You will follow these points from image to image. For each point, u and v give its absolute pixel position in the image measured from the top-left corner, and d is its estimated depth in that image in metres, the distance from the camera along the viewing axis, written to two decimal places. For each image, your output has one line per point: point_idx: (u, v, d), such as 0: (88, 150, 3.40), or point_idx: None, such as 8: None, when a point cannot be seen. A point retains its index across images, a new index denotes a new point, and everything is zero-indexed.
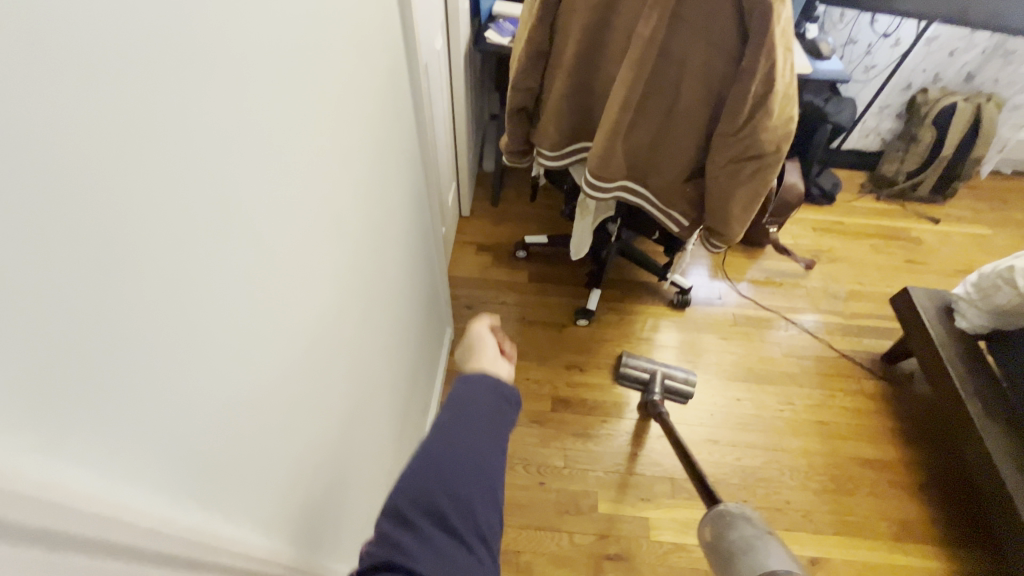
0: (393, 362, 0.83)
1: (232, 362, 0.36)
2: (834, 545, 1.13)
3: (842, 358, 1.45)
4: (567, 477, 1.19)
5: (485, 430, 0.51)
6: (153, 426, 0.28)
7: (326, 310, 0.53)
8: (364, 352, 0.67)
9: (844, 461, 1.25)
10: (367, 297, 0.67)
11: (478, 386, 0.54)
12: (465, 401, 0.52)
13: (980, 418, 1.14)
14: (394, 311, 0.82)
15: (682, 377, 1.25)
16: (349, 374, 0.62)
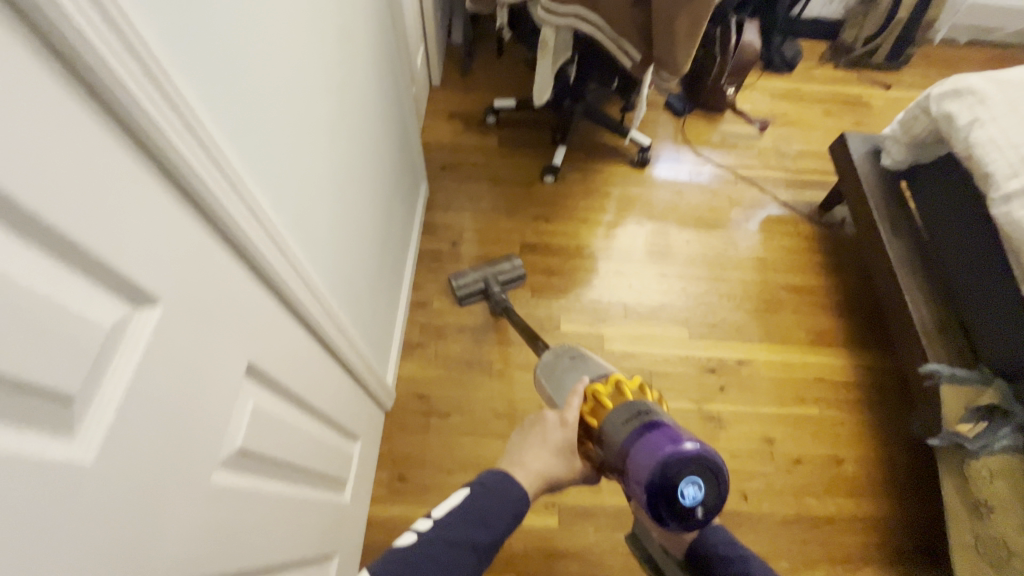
0: (364, 193, 0.95)
1: (232, 109, 0.47)
2: (758, 351, 1.34)
3: (783, 208, 1.60)
4: (534, 306, 1.36)
5: (483, 544, 0.66)
6: (200, 122, 0.40)
7: (299, 108, 0.64)
8: (335, 168, 0.79)
9: (774, 288, 1.44)
10: (333, 116, 0.77)
11: (500, 498, 0.68)
12: (484, 509, 0.67)
13: (889, 236, 1.30)
14: (361, 139, 0.92)
15: (508, 267, 1.34)
16: (324, 170, 0.73)
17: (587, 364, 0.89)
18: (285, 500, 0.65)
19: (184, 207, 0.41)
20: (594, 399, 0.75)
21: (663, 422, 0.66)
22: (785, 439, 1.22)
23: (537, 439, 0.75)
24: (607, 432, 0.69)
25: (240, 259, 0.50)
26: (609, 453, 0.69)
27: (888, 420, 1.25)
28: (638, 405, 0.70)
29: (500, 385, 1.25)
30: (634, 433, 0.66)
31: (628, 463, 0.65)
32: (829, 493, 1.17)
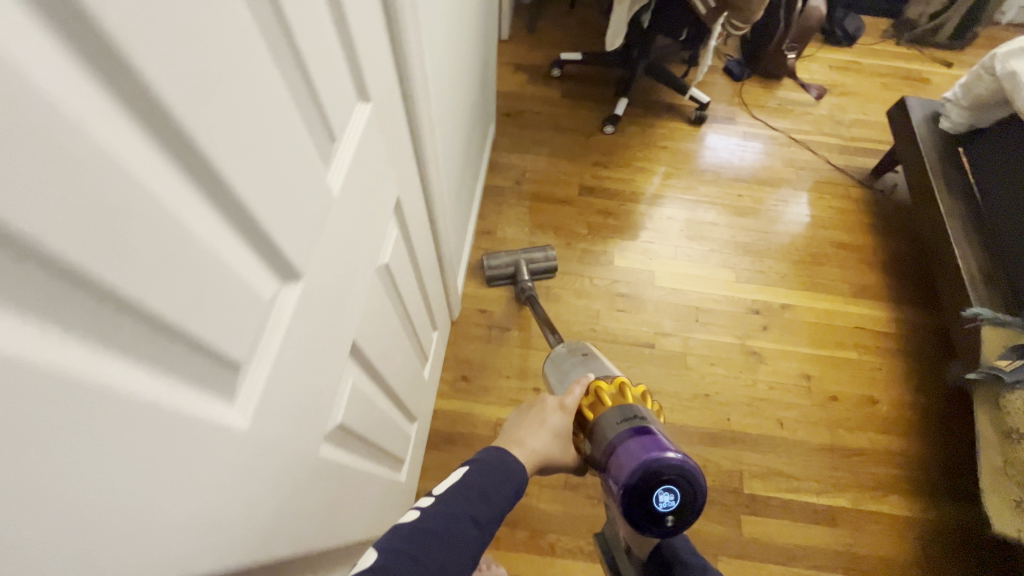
0: (457, 100, 1.04)
1: None
2: (801, 297, 1.40)
3: (835, 171, 1.65)
4: (589, 242, 1.45)
5: (481, 521, 0.61)
6: None
7: None
8: (446, 64, 0.88)
9: (821, 244, 1.49)
10: (449, 14, 0.86)
11: (499, 473, 0.65)
12: (484, 484, 0.63)
13: (941, 194, 1.34)
14: (460, 49, 1.01)
15: (541, 256, 1.34)
16: (442, 62, 0.83)
17: (596, 362, 0.91)
18: (397, 337, 0.76)
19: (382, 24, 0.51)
20: (595, 395, 0.76)
21: (653, 429, 0.69)
22: (822, 377, 1.29)
23: (536, 420, 0.75)
24: (600, 427, 0.72)
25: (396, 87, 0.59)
26: (598, 448, 0.71)
27: (926, 369, 1.30)
28: (633, 409, 0.72)
29: (555, 308, 1.35)
30: (625, 434, 0.68)
31: (614, 459, 0.68)
32: (863, 428, 1.24)
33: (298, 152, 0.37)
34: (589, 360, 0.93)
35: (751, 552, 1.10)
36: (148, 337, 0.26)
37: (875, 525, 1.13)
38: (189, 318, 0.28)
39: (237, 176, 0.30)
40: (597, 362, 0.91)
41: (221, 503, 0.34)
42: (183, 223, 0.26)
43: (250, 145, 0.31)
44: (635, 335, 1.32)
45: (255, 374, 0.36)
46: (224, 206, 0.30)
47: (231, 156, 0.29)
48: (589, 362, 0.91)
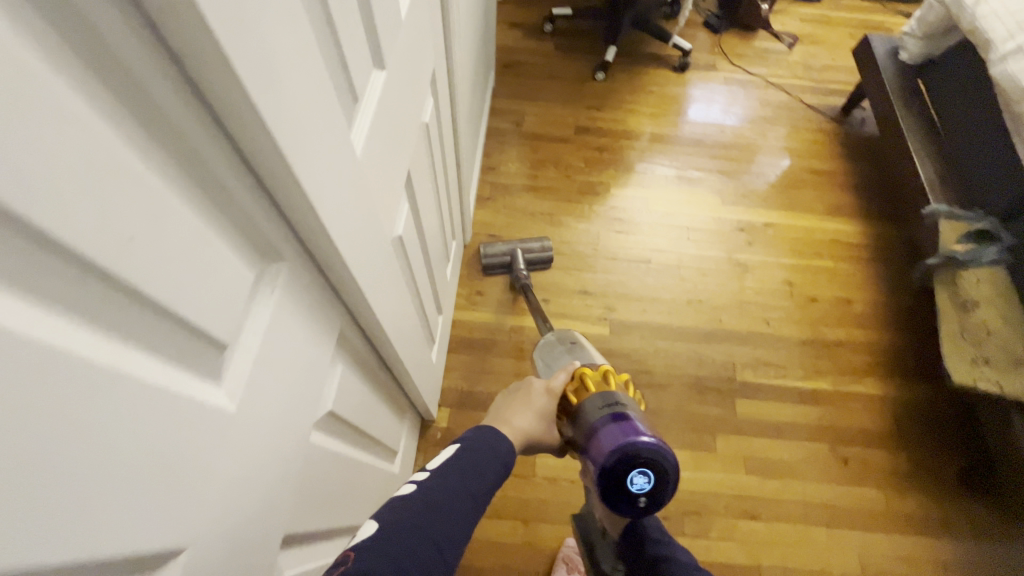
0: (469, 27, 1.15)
1: None
2: (781, 217, 1.54)
3: (808, 110, 1.79)
4: (586, 174, 1.57)
5: (476, 495, 0.59)
6: None
7: None
8: None
9: (798, 171, 1.63)
10: None
11: (488, 450, 0.62)
12: (476, 458, 0.61)
13: (902, 115, 1.48)
14: None
15: (538, 247, 1.35)
16: None
17: (584, 353, 0.88)
18: (430, 210, 0.87)
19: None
20: (579, 380, 0.72)
21: (633, 415, 0.64)
22: (802, 282, 1.42)
23: (523, 401, 0.72)
24: (581, 411, 0.67)
25: None
26: (577, 431, 0.67)
27: (895, 273, 1.45)
28: (614, 395, 0.67)
29: (558, 232, 1.46)
30: (604, 419, 0.64)
31: (592, 442, 0.63)
32: (841, 324, 1.37)
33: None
34: (579, 350, 0.89)
35: (744, 429, 1.22)
36: (320, 29, 0.37)
37: (853, 403, 1.27)
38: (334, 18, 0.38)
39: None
40: (586, 352, 0.88)
41: (343, 210, 0.44)
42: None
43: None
44: (633, 253, 1.44)
45: (360, 123, 0.46)
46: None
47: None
48: (578, 353, 0.88)
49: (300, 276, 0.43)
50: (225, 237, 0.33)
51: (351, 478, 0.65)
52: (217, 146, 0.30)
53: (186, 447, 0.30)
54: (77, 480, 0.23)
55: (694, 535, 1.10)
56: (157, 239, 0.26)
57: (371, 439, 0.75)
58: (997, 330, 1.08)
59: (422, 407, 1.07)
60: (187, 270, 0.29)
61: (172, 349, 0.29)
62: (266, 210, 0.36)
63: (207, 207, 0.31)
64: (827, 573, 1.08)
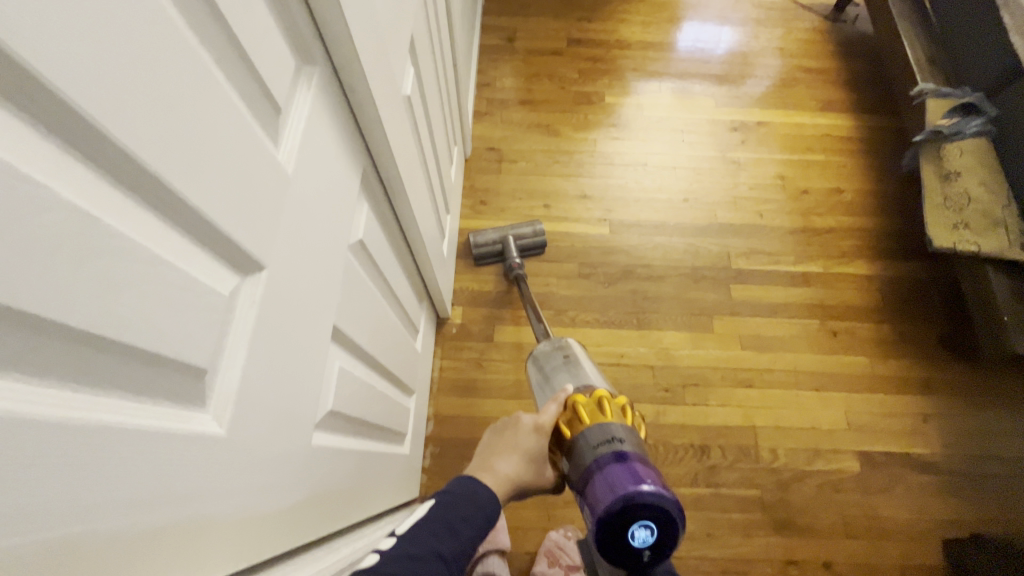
0: None
1: None
2: (775, 115, 1.56)
3: (801, 10, 1.78)
4: (581, 85, 1.59)
5: (447, 557, 0.57)
6: None
7: None
8: None
9: (791, 71, 1.64)
10: None
11: (466, 505, 0.61)
12: (453, 517, 0.60)
13: (894, 2, 1.48)
14: None
15: (530, 232, 1.29)
16: None
17: (580, 369, 0.86)
18: (433, 97, 0.92)
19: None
20: (573, 410, 0.71)
21: (635, 457, 0.62)
22: (794, 176, 1.47)
23: (509, 443, 0.71)
24: (578, 448, 0.66)
25: None
26: (577, 469, 0.66)
27: (885, 163, 1.49)
28: (612, 429, 0.66)
29: (557, 142, 1.50)
30: (605, 460, 0.62)
31: (593, 485, 0.61)
32: (832, 213, 1.42)
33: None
34: (574, 368, 0.86)
35: (739, 310, 1.30)
36: None
37: (842, 282, 1.34)
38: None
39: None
40: (582, 370, 0.85)
41: (362, 32, 0.49)
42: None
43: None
44: (629, 157, 1.48)
45: None
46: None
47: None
48: (573, 373, 0.85)
49: (331, 91, 0.49)
50: (276, 17, 0.38)
51: (383, 325, 0.74)
52: None
53: (264, 186, 0.36)
54: (239, 196, 0.33)
55: (694, 403, 1.20)
56: None
57: (397, 301, 0.83)
58: (978, 197, 1.14)
59: (437, 300, 1.15)
60: (255, 24, 0.35)
61: (248, 97, 0.35)
62: (300, 6, 0.42)
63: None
64: (815, 430, 1.18)
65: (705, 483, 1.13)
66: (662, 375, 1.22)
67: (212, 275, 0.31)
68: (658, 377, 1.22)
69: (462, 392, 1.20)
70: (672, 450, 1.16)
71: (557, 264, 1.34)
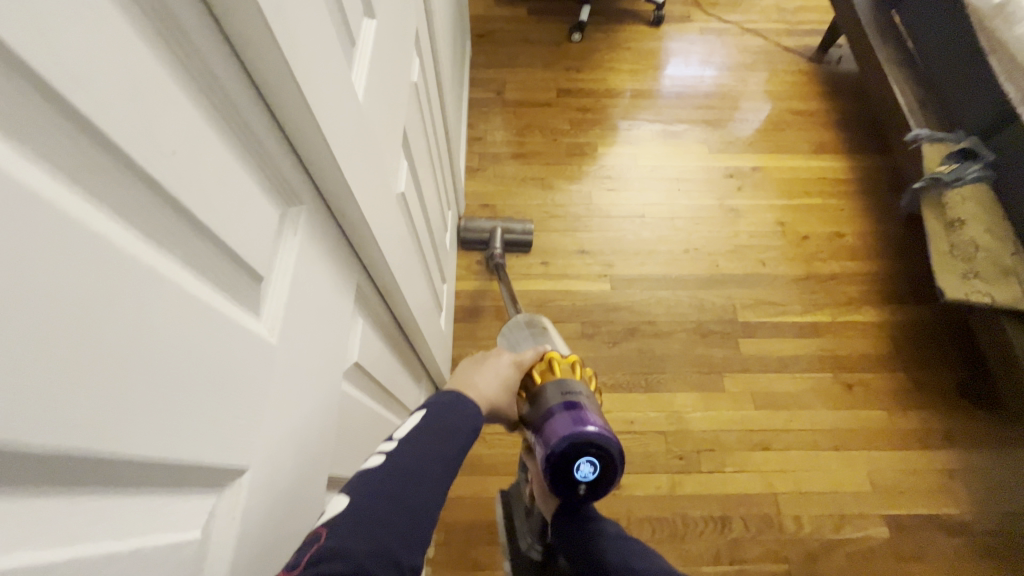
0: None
1: None
2: (770, 159, 1.55)
3: (785, 52, 1.79)
4: (573, 135, 1.57)
5: (442, 466, 0.56)
6: None
7: None
8: None
9: (782, 113, 1.64)
10: None
11: (454, 411, 0.61)
12: (443, 426, 0.58)
13: (879, 47, 1.50)
14: None
15: (519, 230, 1.35)
16: None
17: (548, 337, 1.00)
18: (426, 178, 0.87)
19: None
20: (548, 363, 0.81)
21: (587, 406, 0.73)
22: (793, 221, 1.45)
23: (491, 366, 0.81)
24: (541, 394, 0.76)
25: None
26: (535, 413, 0.76)
27: (883, 202, 1.48)
28: (571, 385, 0.76)
29: (550, 195, 1.47)
30: (559, 406, 0.73)
31: (547, 423, 0.72)
32: (834, 258, 1.40)
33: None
34: (546, 334, 1.00)
35: (749, 366, 1.25)
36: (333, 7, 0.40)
37: (851, 331, 1.30)
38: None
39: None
40: (550, 338, 0.99)
41: (351, 157, 0.44)
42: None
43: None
44: (625, 208, 1.46)
45: (359, 71, 0.46)
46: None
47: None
48: (545, 335, 0.99)
49: (322, 226, 0.45)
50: (259, 179, 0.35)
51: (381, 434, 0.68)
52: (274, 141, 0.36)
53: (255, 370, 0.34)
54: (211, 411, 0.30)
55: (710, 470, 1.14)
56: (214, 174, 0.29)
57: (394, 401, 0.77)
58: (986, 245, 1.12)
59: (437, 375, 1.09)
60: (237, 205, 0.32)
61: (225, 284, 0.32)
62: (284, 149, 0.37)
63: (243, 140, 0.33)
64: (838, 493, 1.13)
65: (728, 559, 1.06)
66: (675, 441, 1.16)
67: (146, 525, 0.27)
68: (671, 443, 1.16)
69: (465, 469, 1.15)
70: (691, 523, 1.09)
71: (558, 324, 1.29)
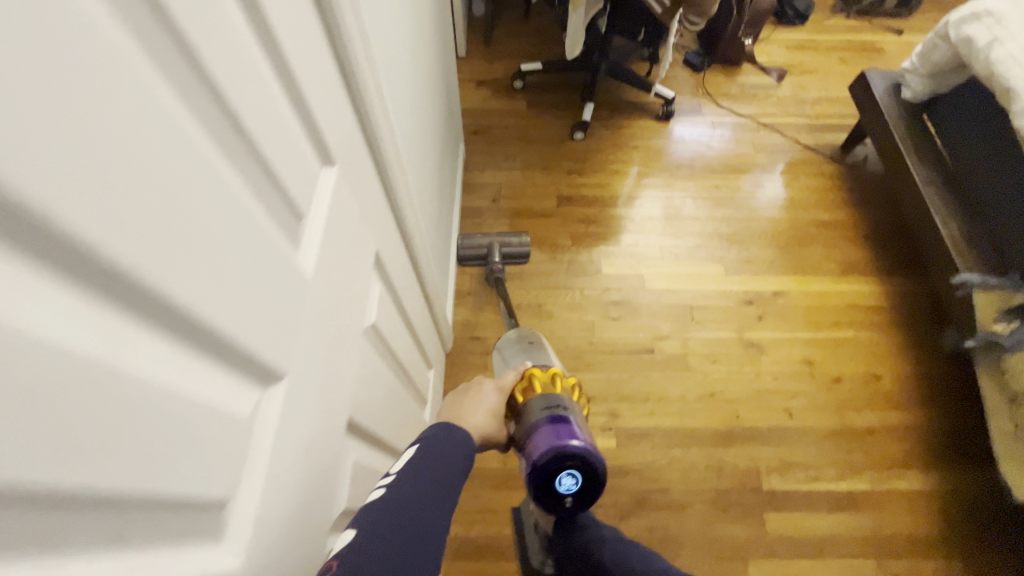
0: (428, 147, 1.00)
1: (369, 93, 0.52)
2: (794, 282, 1.40)
3: (805, 151, 1.66)
4: (575, 252, 1.43)
5: (444, 498, 0.56)
6: (341, 112, 0.47)
7: (396, 78, 0.70)
8: (416, 128, 0.86)
9: (805, 225, 1.50)
10: (412, 79, 0.82)
11: (448, 445, 0.60)
12: (438, 458, 0.58)
13: (915, 162, 1.35)
14: (427, 101, 0.98)
15: (517, 242, 1.24)
16: (409, 122, 0.79)
17: (542, 352, 0.97)
18: (398, 407, 0.74)
19: (336, 78, 0.46)
20: (528, 380, 0.76)
21: (571, 417, 0.70)
22: (822, 360, 1.29)
23: (475, 399, 0.76)
24: (524, 411, 0.72)
25: (368, 208, 0.57)
26: (518, 428, 0.72)
27: (921, 336, 1.32)
28: (555, 398, 0.72)
29: (549, 325, 1.32)
30: (543, 422, 0.69)
31: (530, 440, 0.69)
32: (870, 406, 1.23)
33: (250, 228, 0.33)
34: (539, 347, 0.98)
35: (778, 550, 1.08)
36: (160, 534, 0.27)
37: (895, 504, 1.13)
38: (157, 483, 0.26)
39: (173, 270, 0.26)
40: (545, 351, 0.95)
41: None
42: (108, 370, 0.22)
43: (183, 225, 0.27)
44: (632, 342, 1.30)
45: (244, 504, 0.34)
46: (143, 322, 0.25)
47: (160, 254, 0.25)
48: (536, 350, 0.97)
49: None
50: None
51: None
52: None
53: None
54: None
55: None
56: None
57: None
58: None
59: None
60: None
61: None
62: None
63: None
64: None
65: None
66: None
67: None
68: None
69: None
70: None
71: None
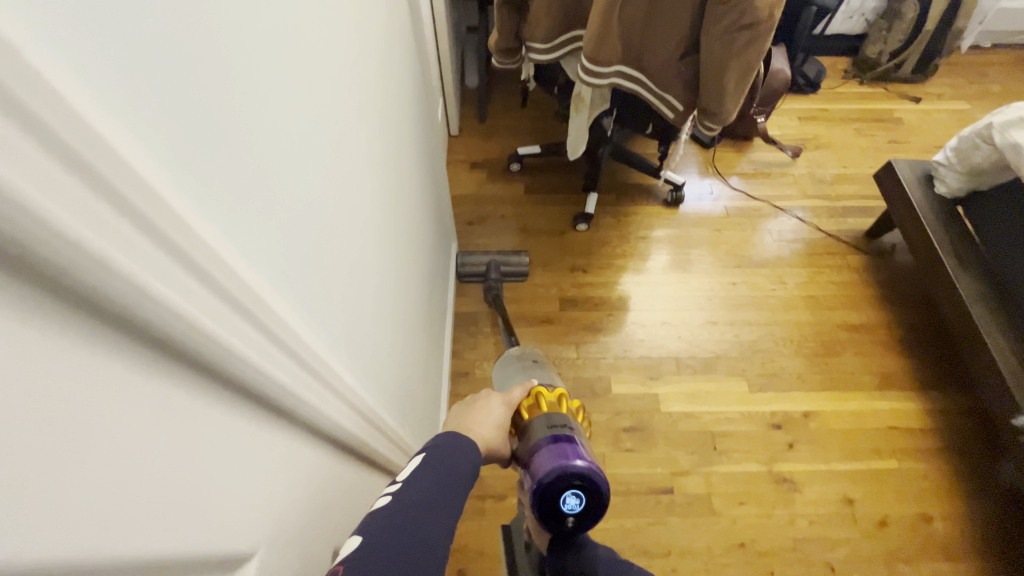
0: (416, 304, 0.86)
1: (324, 408, 0.38)
2: (827, 402, 1.25)
3: (827, 238, 1.53)
4: (581, 366, 1.28)
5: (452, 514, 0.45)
6: (274, 485, 0.33)
7: (370, 292, 0.56)
8: (399, 308, 0.72)
9: (834, 329, 1.36)
10: (393, 259, 0.69)
11: (456, 457, 0.48)
12: (444, 469, 0.47)
13: (956, 269, 1.22)
14: (415, 252, 0.85)
15: (514, 260, 1.40)
16: (388, 317, 0.66)
17: (550, 370, 0.81)
18: None
19: (265, 448, 0.32)
20: (534, 397, 0.60)
21: (578, 438, 0.54)
22: (864, 499, 1.14)
23: (478, 409, 0.59)
24: (525, 427, 0.57)
25: (322, 529, 0.42)
26: (517, 445, 0.57)
27: (973, 468, 1.17)
28: (562, 417, 0.57)
29: None
30: (543, 442, 0.54)
31: (528, 459, 0.53)
32: (925, 558, 1.08)
33: None
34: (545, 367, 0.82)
35: None
36: None
37: None
38: None
39: None
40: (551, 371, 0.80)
41: None
42: None
43: None
44: (648, 480, 1.15)
45: None
46: None
47: None
48: (545, 368, 0.81)
49: None
50: None
51: None
52: None
53: None
54: None
55: None
56: None
57: None
58: None
59: None
60: None
61: None
62: None
63: None
64: None
65: None
66: None
67: None
68: None
69: None
70: None
71: None
